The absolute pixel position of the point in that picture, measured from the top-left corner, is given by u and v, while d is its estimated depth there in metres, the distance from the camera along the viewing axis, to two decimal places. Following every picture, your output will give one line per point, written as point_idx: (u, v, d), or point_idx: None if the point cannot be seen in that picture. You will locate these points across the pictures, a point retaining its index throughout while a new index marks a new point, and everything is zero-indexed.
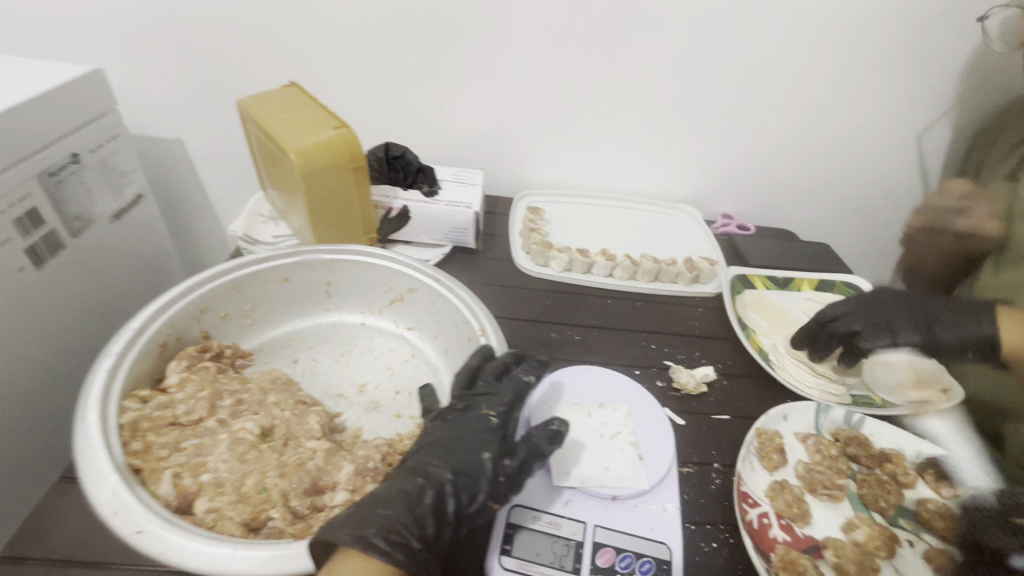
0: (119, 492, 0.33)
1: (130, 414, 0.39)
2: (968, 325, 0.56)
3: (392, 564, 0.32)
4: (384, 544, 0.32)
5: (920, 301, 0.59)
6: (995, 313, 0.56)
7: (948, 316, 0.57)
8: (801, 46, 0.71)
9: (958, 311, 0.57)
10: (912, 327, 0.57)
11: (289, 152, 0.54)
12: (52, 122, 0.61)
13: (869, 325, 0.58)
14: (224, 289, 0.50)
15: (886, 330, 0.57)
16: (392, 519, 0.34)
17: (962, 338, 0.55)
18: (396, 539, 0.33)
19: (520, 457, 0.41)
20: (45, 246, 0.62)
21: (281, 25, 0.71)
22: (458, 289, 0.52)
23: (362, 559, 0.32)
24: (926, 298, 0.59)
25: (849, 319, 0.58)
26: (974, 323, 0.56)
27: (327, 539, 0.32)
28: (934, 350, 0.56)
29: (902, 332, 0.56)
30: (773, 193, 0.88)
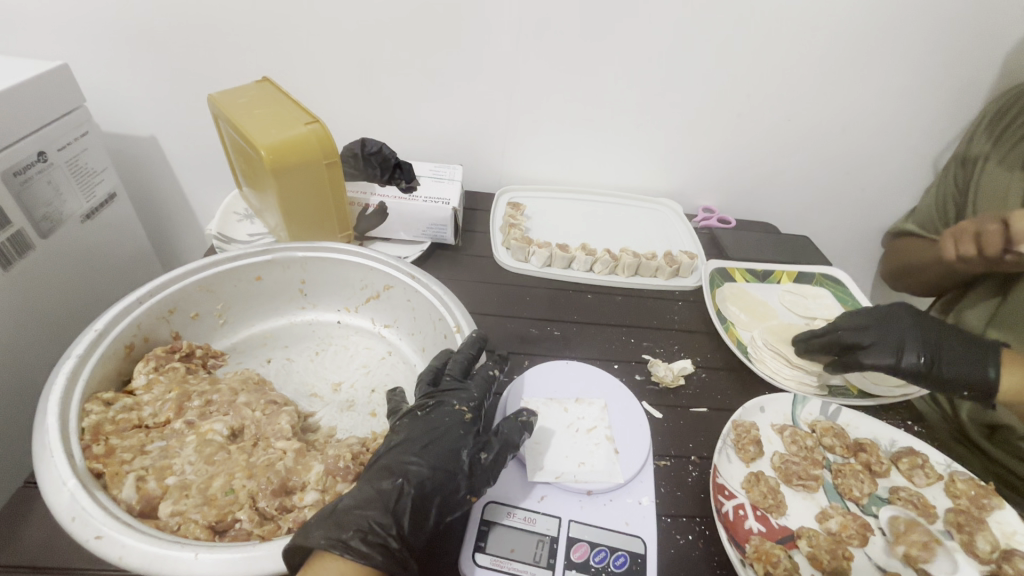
0: (77, 497, 0.32)
1: (92, 417, 0.38)
2: (977, 363, 0.51)
3: (372, 566, 0.32)
4: (363, 547, 0.32)
5: (938, 327, 0.54)
6: (1003, 354, 0.52)
7: (960, 349, 0.52)
8: (778, 39, 0.71)
9: (974, 346, 0.52)
10: (917, 350, 0.53)
11: (259, 148, 0.53)
12: (16, 120, 0.59)
13: (872, 340, 0.54)
14: (193, 289, 0.49)
15: (890, 349, 0.53)
16: (370, 519, 0.34)
17: (964, 376, 0.51)
18: (374, 539, 0.33)
19: (495, 450, 0.40)
20: (12, 247, 0.60)
21: (252, 19, 0.70)
22: (433, 285, 0.52)
23: (341, 560, 0.32)
24: (947, 326, 0.55)
25: (852, 331, 0.56)
26: (981, 363, 0.51)
27: (302, 543, 0.31)
28: (931, 381, 0.52)
29: (905, 353, 0.53)
30: (752, 186, 0.89)
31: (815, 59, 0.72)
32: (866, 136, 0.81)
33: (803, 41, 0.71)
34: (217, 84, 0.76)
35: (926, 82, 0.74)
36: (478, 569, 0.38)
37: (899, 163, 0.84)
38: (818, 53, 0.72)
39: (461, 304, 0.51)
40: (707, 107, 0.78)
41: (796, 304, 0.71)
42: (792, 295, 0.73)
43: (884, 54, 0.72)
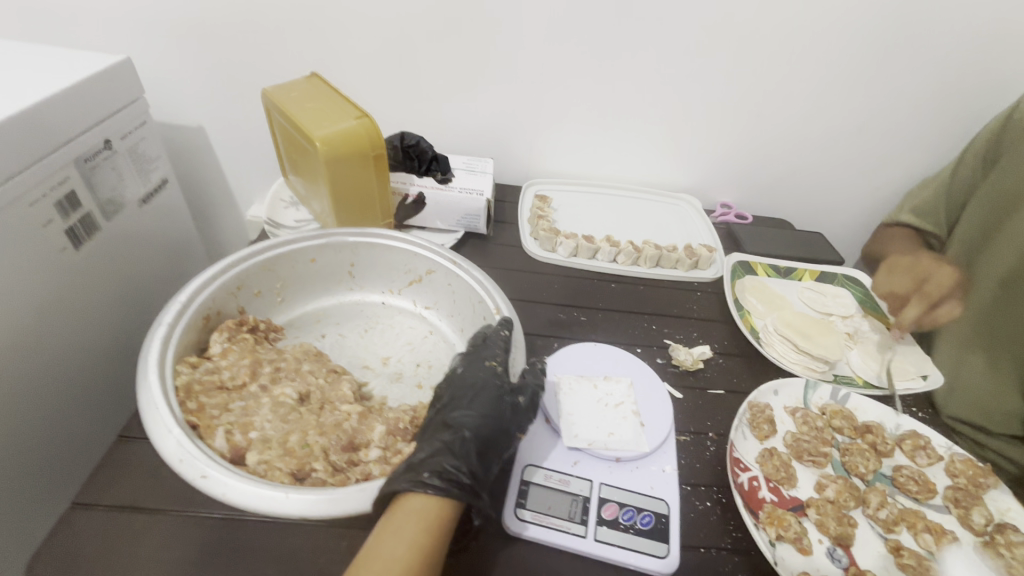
0: (183, 443, 0.38)
1: (184, 378, 0.43)
2: None
3: (453, 498, 0.37)
4: (440, 482, 0.37)
5: None
6: None
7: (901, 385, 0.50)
8: (794, 42, 0.74)
9: None
10: None
11: (315, 139, 0.58)
12: (87, 111, 0.65)
13: None
14: (257, 268, 0.54)
15: None
16: (442, 463, 0.38)
17: None
18: (449, 475, 0.38)
19: (530, 393, 0.46)
20: (82, 228, 0.66)
21: (299, 19, 0.75)
22: (474, 271, 0.56)
23: (423, 496, 0.37)
24: None
25: None
26: None
27: (391, 489, 0.36)
28: None
29: None
30: (770, 184, 0.92)
31: (829, 62, 0.75)
32: (880, 138, 0.83)
33: (817, 45, 0.74)
34: (263, 78, 0.81)
35: (939, 85, 0.77)
36: (520, 522, 0.43)
37: (915, 165, 0.86)
38: (833, 56, 0.75)
39: (500, 290, 0.55)
40: (724, 106, 0.81)
41: (813, 301, 0.74)
42: (811, 291, 0.76)
43: (898, 58, 0.74)
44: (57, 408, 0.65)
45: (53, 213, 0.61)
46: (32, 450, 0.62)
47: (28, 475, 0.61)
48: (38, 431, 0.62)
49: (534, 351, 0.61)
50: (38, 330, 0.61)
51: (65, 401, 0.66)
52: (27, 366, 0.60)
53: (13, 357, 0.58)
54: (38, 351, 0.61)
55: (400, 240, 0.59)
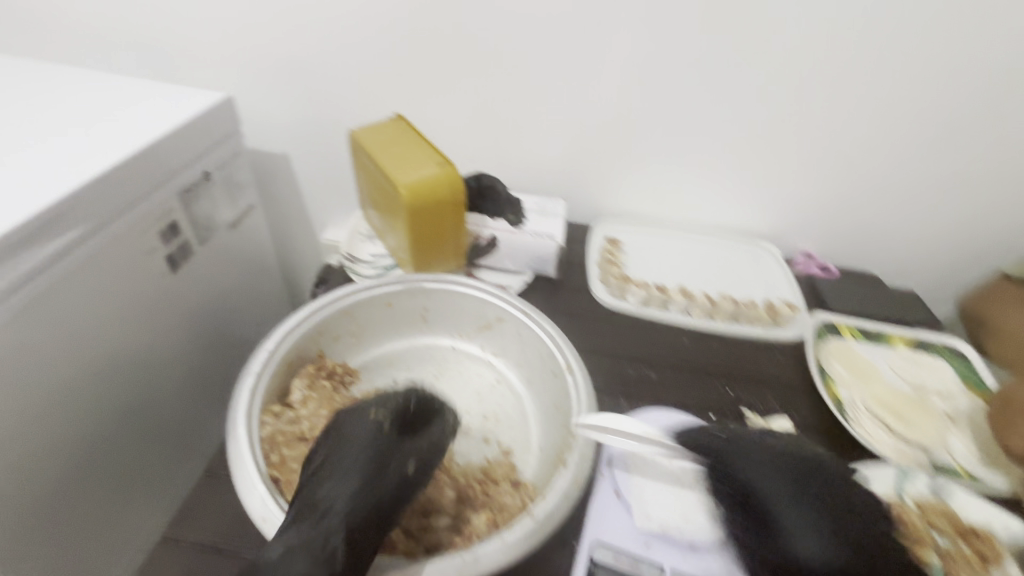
0: (266, 501, 0.39)
1: (268, 428, 0.45)
2: None
3: None
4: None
5: None
6: None
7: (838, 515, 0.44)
8: (892, 87, 0.71)
9: None
10: None
11: (400, 186, 0.59)
12: (191, 147, 0.70)
13: None
14: (338, 314, 0.56)
15: None
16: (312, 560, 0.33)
17: None
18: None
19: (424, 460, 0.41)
20: (179, 254, 0.71)
21: (387, 59, 0.77)
22: (547, 325, 0.55)
23: None
24: None
25: None
26: None
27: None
28: None
29: None
30: (857, 234, 0.86)
31: (930, 109, 0.72)
32: (981, 189, 0.78)
33: (918, 91, 0.71)
34: (349, 114, 0.84)
35: None
36: None
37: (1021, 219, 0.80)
38: (934, 102, 0.71)
39: (572, 347, 0.54)
40: (811, 151, 0.78)
41: (906, 371, 0.69)
42: (903, 360, 0.70)
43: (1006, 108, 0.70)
44: (146, 421, 0.69)
45: (156, 240, 0.66)
46: (122, 461, 0.66)
47: (116, 485, 0.65)
48: (129, 443, 0.66)
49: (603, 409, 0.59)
50: (135, 350, 0.65)
51: (152, 415, 0.70)
52: (123, 382, 0.64)
53: (113, 375, 0.62)
54: (133, 368, 0.65)
55: (475, 288, 0.59)
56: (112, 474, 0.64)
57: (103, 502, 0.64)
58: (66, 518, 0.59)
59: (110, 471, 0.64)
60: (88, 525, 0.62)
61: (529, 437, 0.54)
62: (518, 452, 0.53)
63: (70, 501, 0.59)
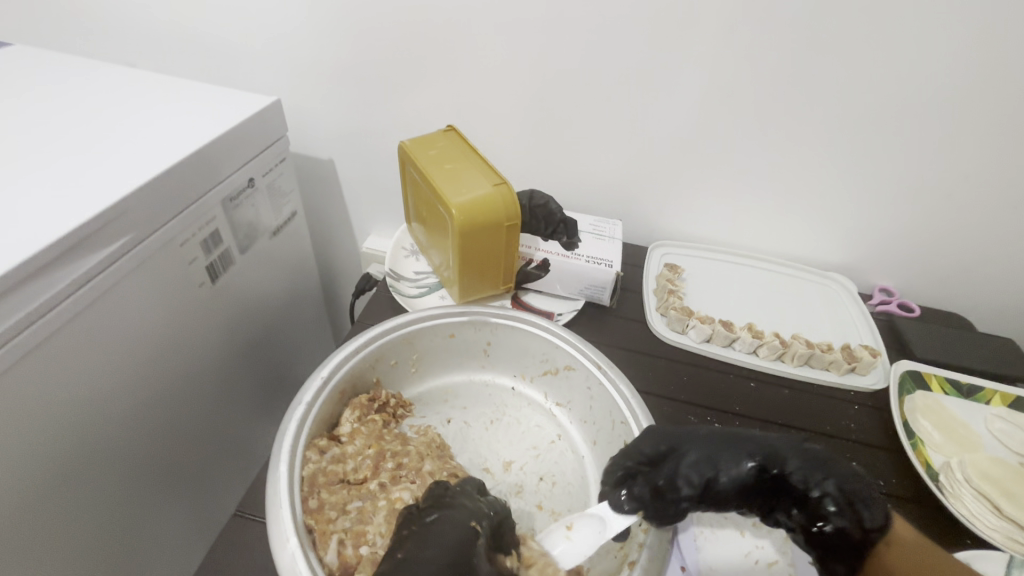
0: (296, 558, 0.34)
1: (310, 467, 0.41)
2: None
3: None
4: None
5: None
6: None
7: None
8: (1010, 113, 0.62)
9: None
10: None
11: (453, 207, 0.55)
12: (238, 154, 0.67)
13: None
14: (397, 341, 0.52)
15: None
16: None
17: None
18: None
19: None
20: (220, 264, 0.68)
21: (441, 66, 0.74)
22: (624, 385, 0.49)
23: None
24: None
25: None
26: None
27: None
28: None
29: None
30: (944, 271, 0.78)
31: None
32: None
33: None
34: (398, 122, 0.81)
35: None
36: None
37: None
38: None
39: (648, 415, 0.48)
40: (903, 179, 0.71)
41: (1008, 436, 0.60)
42: (1003, 422, 0.62)
43: None
44: (184, 433, 0.67)
45: (198, 250, 0.64)
46: (157, 478, 0.63)
47: (153, 498, 0.64)
48: (164, 459, 0.64)
49: None
50: (176, 361, 0.63)
51: (190, 426, 0.68)
52: (162, 394, 0.62)
53: (152, 388, 0.60)
54: (173, 382, 0.63)
55: (545, 330, 0.55)
56: (150, 488, 0.63)
57: (139, 518, 0.62)
58: (103, 535, 0.57)
59: (149, 484, 0.62)
60: (126, 538, 0.60)
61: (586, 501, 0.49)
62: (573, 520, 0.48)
63: (108, 517, 0.57)
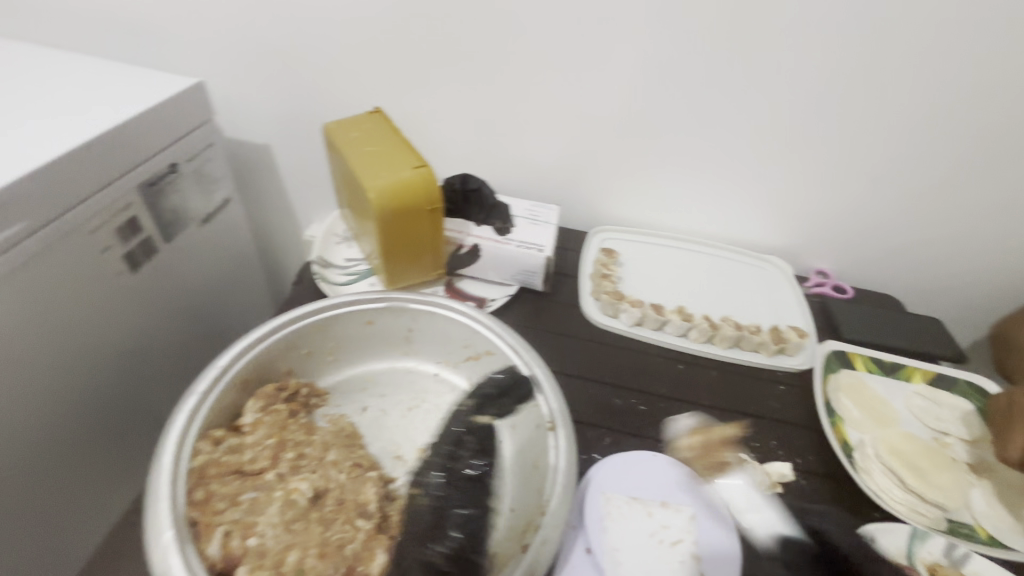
0: (169, 552, 0.34)
1: (201, 458, 0.40)
2: None
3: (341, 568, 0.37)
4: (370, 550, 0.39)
5: None
6: None
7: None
8: (935, 95, 0.63)
9: None
10: None
11: (369, 191, 0.54)
12: (155, 137, 0.64)
13: None
14: (309, 329, 0.51)
15: None
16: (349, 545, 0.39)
17: None
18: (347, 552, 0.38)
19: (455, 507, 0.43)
20: (141, 251, 0.66)
21: (370, 48, 0.71)
22: (536, 368, 0.49)
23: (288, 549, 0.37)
24: None
25: None
26: None
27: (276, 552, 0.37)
28: None
29: None
30: (875, 253, 0.80)
31: (967, 121, 0.64)
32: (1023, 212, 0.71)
33: (964, 102, 0.63)
34: (332, 106, 0.78)
35: None
36: None
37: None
38: (979, 115, 0.64)
39: (560, 397, 0.48)
40: (835, 162, 0.71)
41: (926, 413, 0.62)
42: (923, 400, 0.64)
43: None
44: (95, 420, 0.65)
45: (113, 239, 0.61)
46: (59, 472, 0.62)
47: (50, 486, 0.62)
48: (68, 453, 0.63)
49: (584, 445, 0.54)
50: (87, 349, 0.61)
51: (103, 413, 0.66)
52: (69, 381, 0.60)
53: (58, 374, 0.58)
54: (82, 369, 0.61)
55: (463, 314, 0.54)
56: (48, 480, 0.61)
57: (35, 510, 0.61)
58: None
59: (47, 476, 0.61)
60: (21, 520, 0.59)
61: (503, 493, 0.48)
62: None
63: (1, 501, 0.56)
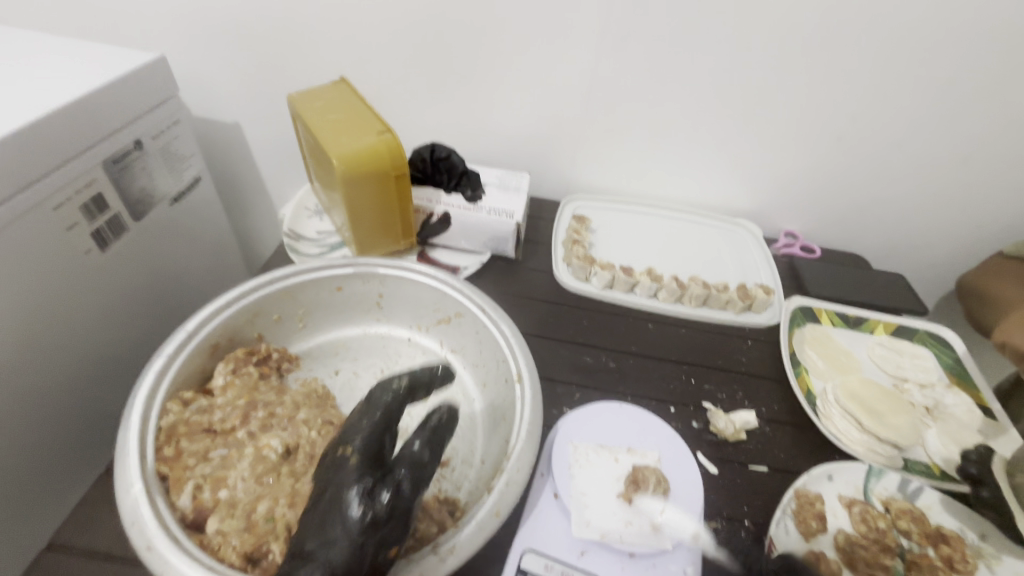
0: (138, 504, 0.34)
1: (170, 417, 0.41)
2: None
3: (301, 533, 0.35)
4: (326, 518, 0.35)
5: None
6: None
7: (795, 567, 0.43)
8: (894, 51, 0.63)
9: None
10: None
11: (333, 157, 0.54)
12: (116, 112, 0.62)
13: None
14: (278, 294, 0.52)
15: None
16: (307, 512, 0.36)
17: None
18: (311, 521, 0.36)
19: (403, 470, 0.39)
20: (109, 229, 0.64)
21: (330, 18, 0.70)
22: (502, 325, 0.51)
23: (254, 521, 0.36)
24: None
25: None
26: None
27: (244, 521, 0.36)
28: None
29: None
30: (841, 212, 0.81)
31: (925, 76, 0.65)
32: (982, 169, 0.73)
33: (923, 59, 0.64)
34: (297, 79, 0.77)
35: None
36: None
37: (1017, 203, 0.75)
38: (940, 73, 0.65)
39: (526, 353, 0.49)
40: (800, 123, 0.72)
41: (886, 361, 0.64)
42: (883, 348, 0.66)
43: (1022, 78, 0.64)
44: (104, 400, 0.66)
45: (78, 216, 0.59)
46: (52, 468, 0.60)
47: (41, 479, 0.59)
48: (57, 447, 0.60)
49: (555, 401, 0.56)
50: (73, 332, 0.61)
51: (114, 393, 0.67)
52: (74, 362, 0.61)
53: (58, 354, 0.59)
54: (82, 348, 0.62)
55: (431, 277, 0.55)
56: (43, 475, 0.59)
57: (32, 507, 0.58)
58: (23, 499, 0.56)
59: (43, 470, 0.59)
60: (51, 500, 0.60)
61: (474, 448, 0.49)
62: (460, 464, 0.48)
63: (27, 484, 0.57)
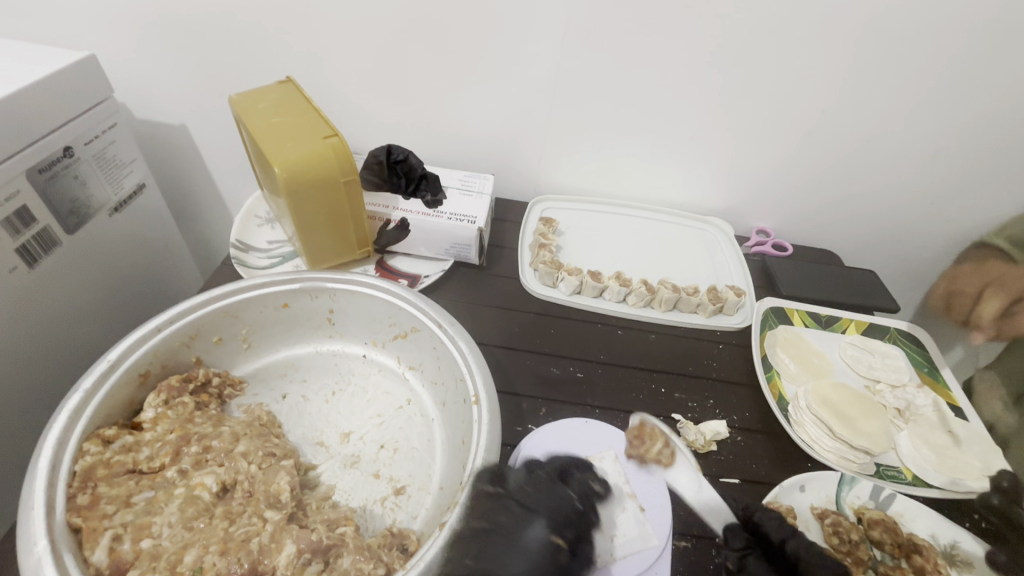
0: (41, 563, 0.31)
1: (87, 459, 0.38)
2: None
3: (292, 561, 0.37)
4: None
5: None
6: None
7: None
8: (868, 45, 0.62)
9: None
10: None
11: (274, 164, 0.50)
12: (44, 117, 0.57)
13: None
14: (217, 315, 0.49)
15: None
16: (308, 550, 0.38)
17: None
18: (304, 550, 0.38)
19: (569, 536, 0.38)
20: (37, 244, 0.58)
21: (277, 15, 0.66)
22: (459, 342, 0.48)
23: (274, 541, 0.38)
24: None
25: None
26: None
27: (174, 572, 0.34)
28: None
29: None
30: (812, 209, 0.80)
31: (898, 71, 0.64)
32: (953, 164, 0.72)
33: (894, 53, 0.62)
34: (246, 80, 0.73)
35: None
36: None
37: (984, 197, 0.75)
38: (913, 67, 0.63)
39: (484, 371, 0.46)
40: (774, 119, 0.70)
41: (857, 362, 0.63)
42: (855, 349, 0.65)
43: (995, 69, 0.62)
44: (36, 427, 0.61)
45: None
46: None
47: None
48: None
49: (519, 417, 0.53)
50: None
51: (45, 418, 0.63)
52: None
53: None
54: (11, 373, 0.57)
55: (386, 292, 0.52)
56: None
57: None
58: None
59: None
60: None
61: (432, 472, 0.47)
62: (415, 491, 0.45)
63: None
